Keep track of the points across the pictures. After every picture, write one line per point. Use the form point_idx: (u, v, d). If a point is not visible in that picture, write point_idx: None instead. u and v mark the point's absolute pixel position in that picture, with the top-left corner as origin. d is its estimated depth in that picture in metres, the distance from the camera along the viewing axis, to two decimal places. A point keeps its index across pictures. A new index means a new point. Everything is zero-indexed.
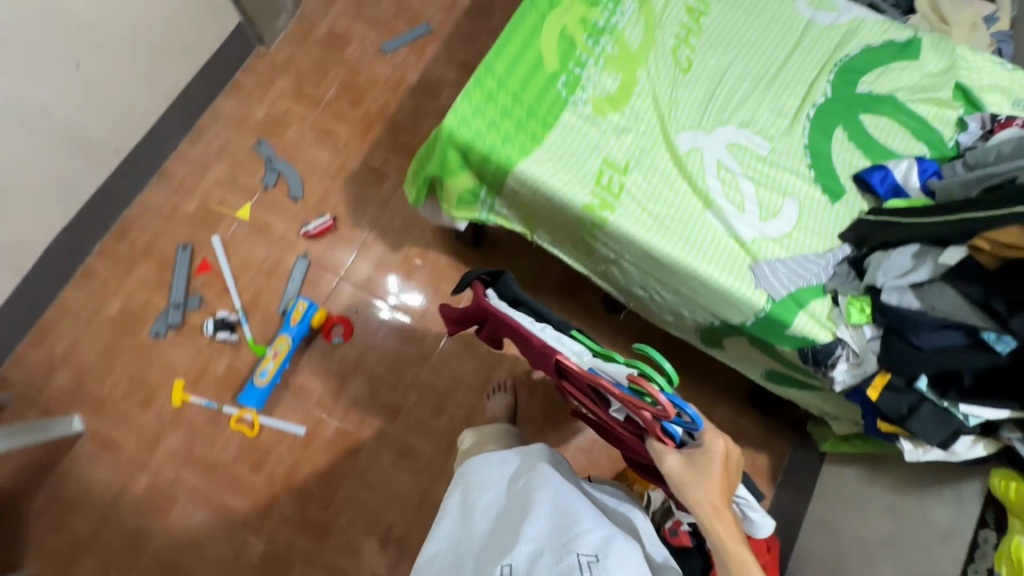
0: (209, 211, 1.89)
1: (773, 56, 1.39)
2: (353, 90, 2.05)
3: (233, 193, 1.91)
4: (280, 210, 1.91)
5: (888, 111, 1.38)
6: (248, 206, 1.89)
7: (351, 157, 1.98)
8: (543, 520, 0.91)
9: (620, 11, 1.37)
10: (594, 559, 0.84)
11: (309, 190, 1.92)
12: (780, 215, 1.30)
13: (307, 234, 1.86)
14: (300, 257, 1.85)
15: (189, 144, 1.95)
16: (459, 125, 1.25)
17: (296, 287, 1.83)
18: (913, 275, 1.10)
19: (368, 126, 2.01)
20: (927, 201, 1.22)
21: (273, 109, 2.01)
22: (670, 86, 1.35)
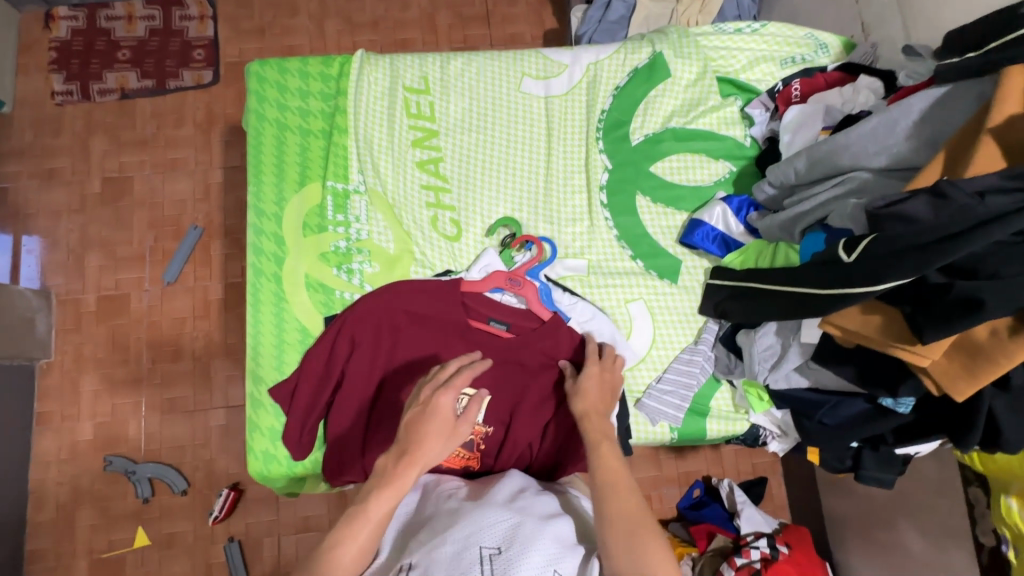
0: (108, 557, 1.62)
1: (533, 162, 1.21)
2: (164, 346, 1.75)
3: (118, 529, 1.63)
4: (174, 508, 1.65)
5: (676, 145, 1.23)
6: (142, 527, 1.64)
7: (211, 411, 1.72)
8: (447, 524, 0.83)
9: (352, 219, 1.16)
10: (499, 552, 0.78)
11: (191, 471, 1.67)
12: (635, 329, 1.16)
13: (216, 519, 1.62)
14: (227, 543, 1.63)
15: (39, 498, 1.65)
16: (265, 466, 1.07)
17: (242, 572, 1.61)
18: (786, 362, 0.99)
19: (206, 369, 1.74)
20: (756, 246, 1.10)
21: (98, 413, 1.71)
22: (452, 267, 1.16)
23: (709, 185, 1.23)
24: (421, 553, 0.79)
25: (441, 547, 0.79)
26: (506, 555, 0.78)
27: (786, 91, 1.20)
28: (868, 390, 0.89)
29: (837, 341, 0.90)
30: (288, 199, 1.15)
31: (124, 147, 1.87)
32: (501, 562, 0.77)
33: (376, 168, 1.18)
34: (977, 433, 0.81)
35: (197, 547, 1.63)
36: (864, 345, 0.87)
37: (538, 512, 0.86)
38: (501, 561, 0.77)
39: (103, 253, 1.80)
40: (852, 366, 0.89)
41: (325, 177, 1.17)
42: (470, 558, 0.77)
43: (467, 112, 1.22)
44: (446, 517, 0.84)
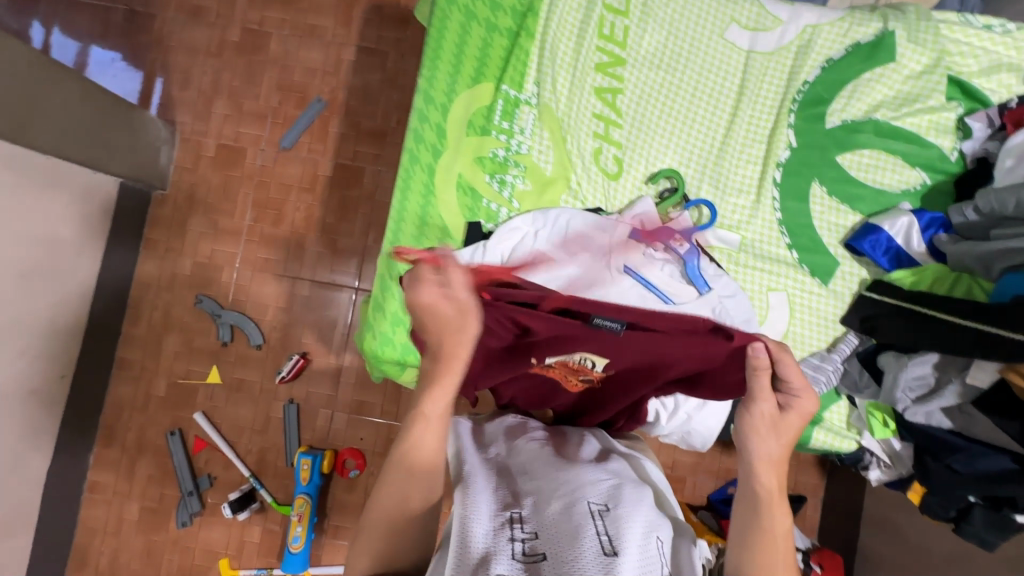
0: (183, 385, 1.72)
1: (715, 119, 1.13)
2: (268, 207, 1.79)
3: (195, 362, 1.72)
4: (247, 358, 1.73)
5: (871, 140, 1.12)
6: (217, 366, 1.72)
7: (297, 280, 1.76)
8: (547, 475, 0.79)
9: (517, 129, 1.12)
10: (607, 508, 0.73)
11: (269, 329, 1.73)
12: (770, 318, 1.10)
13: (284, 379, 1.69)
14: (287, 403, 1.69)
15: (132, 314, 1.74)
16: (380, 347, 1.09)
17: (294, 431, 1.68)
18: (936, 396, 0.93)
19: (301, 240, 1.77)
20: (936, 271, 1.02)
21: (199, 252, 1.77)
22: (602, 206, 1.12)
23: (893, 193, 1.12)
24: (531, 507, 0.72)
25: (548, 500, 0.73)
26: (615, 512, 0.72)
27: (1020, 110, 1.05)
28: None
29: (1015, 393, 0.85)
30: (459, 93, 1.12)
31: (269, 3, 1.85)
32: (612, 518, 0.71)
33: (554, 84, 1.12)
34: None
35: (260, 399, 1.71)
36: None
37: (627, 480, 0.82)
38: (610, 517, 0.71)
39: (229, 104, 1.82)
40: (1019, 424, 0.84)
41: (500, 80, 1.12)
42: (581, 510, 0.71)
43: (661, 47, 1.13)
44: (538, 472, 0.80)
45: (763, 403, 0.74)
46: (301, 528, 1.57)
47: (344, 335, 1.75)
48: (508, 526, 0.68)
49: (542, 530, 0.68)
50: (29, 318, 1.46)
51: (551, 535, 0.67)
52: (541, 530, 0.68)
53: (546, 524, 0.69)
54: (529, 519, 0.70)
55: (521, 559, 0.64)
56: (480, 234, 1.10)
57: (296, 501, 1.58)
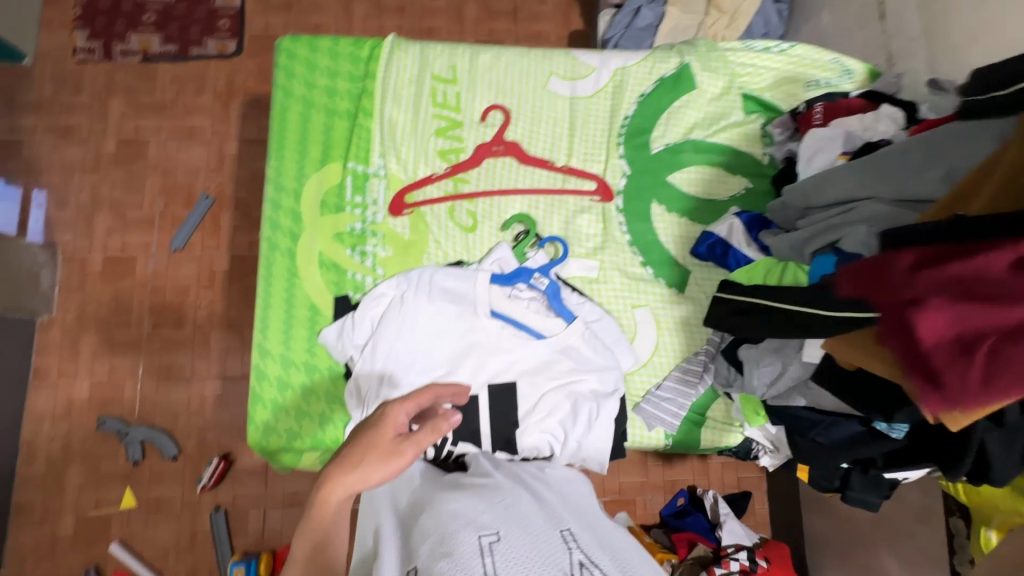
0: (93, 516, 1.57)
1: (551, 162, 1.23)
2: (167, 312, 1.70)
3: (104, 488, 1.59)
4: (159, 473, 1.60)
5: (692, 158, 1.25)
6: (130, 488, 1.59)
7: (208, 380, 1.67)
8: (428, 519, 0.73)
9: (370, 201, 1.17)
10: (496, 537, 0.69)
11: (182, 437, 1.62)
12: (640, 334, 1.18)
13: (204, 488, 1.58)
14: (213, 512, 1.57)
15: (28, 460, 1.60)
16: (264, 437, 1.08)
17: (225, 540, 1.56)
18: (784, 377, 1.02)
19: (205, 339, 1.69)
20: (766, 263, 1.12)
21: (96, 372, 1.66)
22: (464, 258, 1.17)
23: (722, 199, 1.24)
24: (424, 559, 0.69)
25: (437, 545, 0.69)
26: (509, 539, 0.69)
27: (807, 114, 1.19)
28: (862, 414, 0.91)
29: (840, 364, 0.92)
30: (309, 175, 1.17)
31: (142, 111, 1.82)
32: (505, 550, 0.68)
33: (398, 155, 1.20)
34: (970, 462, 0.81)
35: (182, 514, 1.58)
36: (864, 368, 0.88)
37: (566, 519, 0.76)
38: (503, 548, 0.68)
39: (113, 216, 1.76)
40: (849, 392, 0.92)
41: (347, 158, 1.19)
42: (470, 547, 0.68)
43: (492, 106, 1.23)
44: (428, 513, 0.75)
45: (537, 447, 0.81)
46: None
47: None
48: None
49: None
50: None
51: None
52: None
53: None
54: None
55: None
56: (350, 306, 1.12)
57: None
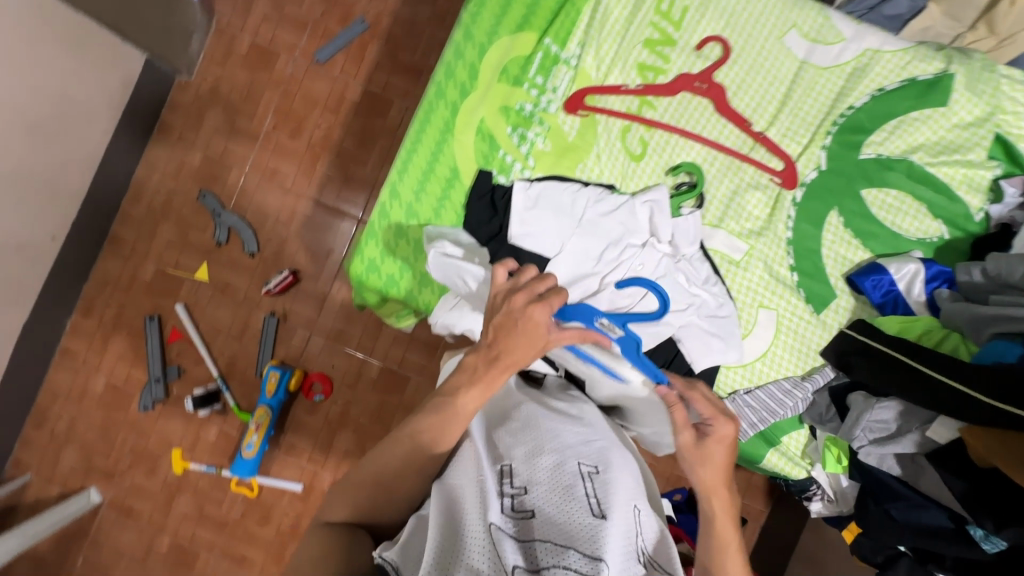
0: (169, 273, 1.68)
1: (748, 122, 1.10)
2: (289, 118, 1.71)
3: (185, 254, 1.68)
4: (234, 260, 1.68)
5: (900, 182, 1.10)
6: (207, 264, 1.68)
7: (302, 198, 1.69)
8: (532, 428, 0.77)
9: (549, 87, 1.10)
10: (597, 471, 0.72)
11: (264, 239, 1.68)
12: (754, 334, 1.10)
13: (268, 292, 1.63)
14: (267, 316, 1.65)
15: (131, 202, 1.70)
16: (365, 272, 1.09)
17: (269, 344, 1.65)
18: (891, 437, 0.95)
19: (314, 159, 1.70)
20: (926, 324, 1.01)
21: (210, 147, 1.71)
22: (616, 184, 1.11)
23: (909, 238, 1.10)
24: (523, 462, 0.71)
25: (542, 456, 0.72)
26: (605, 477, 0.72)
27: None
28: (969, 513, 0.84)
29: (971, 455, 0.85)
30: (501, 36, 1.10)
31: None
32: (601, 482, 0.70)
33: (598, 51, 1.11)
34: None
35: (242, 305, 1.67)
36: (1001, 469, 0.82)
37: (637, 475, 0.79)
38: (599, 481, 0.71)
39: (271, 5, 1.73)
40: (966, 482, 0.84)
41: (545, 33, 1.11)
42: (572, 470, 0.70)
43: (713, 37, 1.10)
44: (525, 425, 0.78)
45: (680, 433, 0.79)
46: (257, 437, 1.54)
47: (338, 264, 1.68)
48: (500, 479, 0.68)
49: (536, 487, 0.67)
50: (56, 173, 1.46)
51: (541, 499, 0.66)
52: (533, 485, 0.68)
53: (541, 483, 0.68)
54: (525, 481, 0.68)
55: (510, 512, 0.64)
56: (489, 184, 1.08)
57: (256, 410, 1.55)
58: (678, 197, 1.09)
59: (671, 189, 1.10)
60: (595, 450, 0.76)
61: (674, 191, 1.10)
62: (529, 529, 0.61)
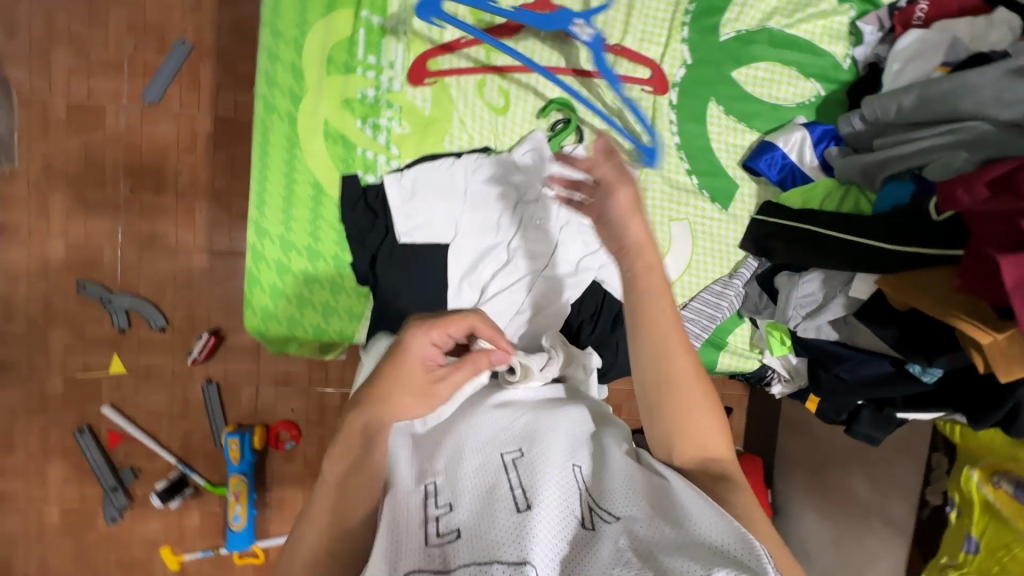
0: (79, 382, 1.44)
1: (603, 37, 1.03)
2: (145, 174, 1.42)
3: (91, 351, 1.44)
4: (146, 341, 1.45)
5: (768, 52, 1.07)
6: (119, 355, 1.45)
7: (195, 252, 1.45)
8: (450, 436, 0.70)
9: (386, 63, 0.99)
10: (522, 454, 0.66)
11: (169, 310, 1.45)
12: (673, 249, 1.08)
13: (195, 362, 1.45)
14: (204, 384, 1.49)
15: None
16: (263, 323, 1.00)
17: (219, 412, 1.49)
18: (818, 307, 0.97)
19: (190, 210, 1.44)
20: (826, 186, 1.01)
21: (68, 230, 1.41)
22: (491, 145, 1.03)
23: (790, 106, 1.09)
24: (444, 475, 0.64)
25: (461, 461, 0.65)
26: (531, 455, 0.65)
27: (908, 10, 1.02)
28: (905, 356, 0.86)
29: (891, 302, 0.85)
30: (313, 23, 0.97)
31: None
32: (527, 463, 0.64)
33: None
34: (999, 413, 0.83)
35: (174, 382, 1.48)
36: (916, 303, 0.80)
37: (577, 431, 0.73)
38: (526, 463, 0.64)
39: (72, 53, 1.36)
40: (895, 330, 0.86)
41: (359, 5, 0.98)
42: (494, 466, 0.64)
43: None
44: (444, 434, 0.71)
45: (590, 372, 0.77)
46: (241, 506, 1.45)
47: None
48: (422, 506, 0.61)
49: (457, 500, 0.61)
50: None
51: (466, 510, 0.59)
52: (456, 498, 0.61)
53: (463, 493, 0.61)
54: (448, 496, 0.62)
55: (435, 541, 0.57)
56: (358, 187, 0.99)
57: (230, 480, 1.45)
58: (556, 138, 1.03)
59: (547, 132, 1.04)
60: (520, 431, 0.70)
61: (552, 133, 1.04)
62: (456, 550, 0.55)
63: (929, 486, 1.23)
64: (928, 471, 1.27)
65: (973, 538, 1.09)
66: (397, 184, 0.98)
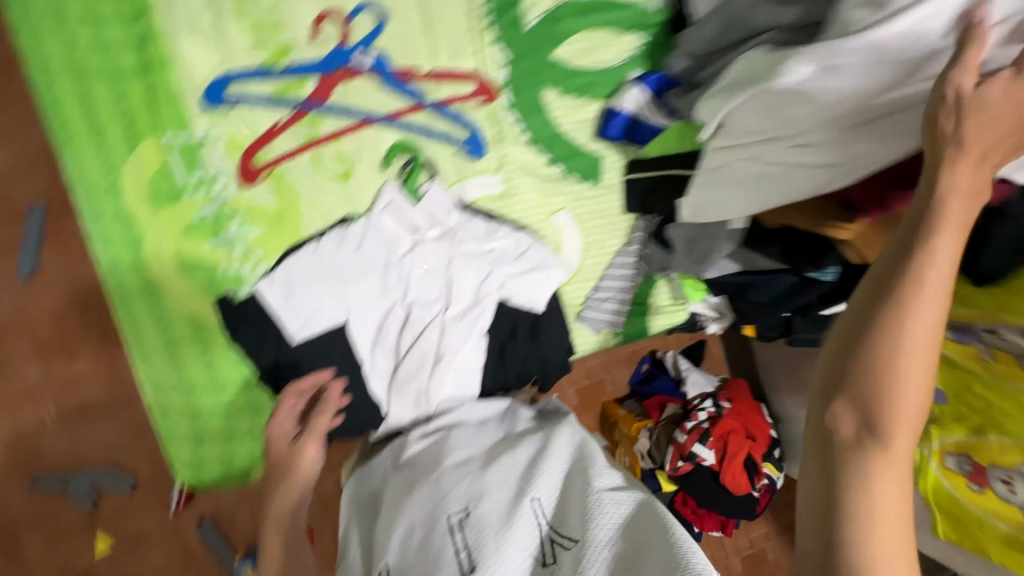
0: None
1: (415, 70, 1.00)
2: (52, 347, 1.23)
3: (69, 543, 1.24)
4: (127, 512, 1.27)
5: (579, 22, 1.06)
6: (102, 530, 1.25)
7: (131, 406, 1.29)
8: (396, 509, 0.80)
9: (211, 176, 0.95)
10: (465, 517, 0.75)
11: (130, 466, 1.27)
12: (565, 241, 1.08)
13: (175, 510, 1.26)
14: (200, 527, 1.29)
15: None
16: (199, 471, 0.99)
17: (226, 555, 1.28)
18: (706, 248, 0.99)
19: (114, 362, 1.26)
20: (678, 128, 1.01)
21: None
22: (350, 213, 1.01)
23: (620, 63, 1.08)
24: (394, 550, 0.76)
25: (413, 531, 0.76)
26: (473, 519, 0.75)
27: None
28: (794, 266, 0.91)
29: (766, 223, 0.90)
30: (120, 168, 0.92)
31: None
32: (469, 527, 0.74)
33: (223, 110, 0.95)
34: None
35: (167, 539, 1.28)
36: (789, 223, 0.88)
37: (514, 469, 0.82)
38: (467, 528, 0.74)
39: None
40: (777, 246, 0.91)
41: (160, 130, 0.93)
42: (441, 531, 0.74)
43: (322, 15, 0.95)
44: (395, 504, 0.81)
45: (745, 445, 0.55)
46: None
47: None
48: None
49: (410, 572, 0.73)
50: None
51: None
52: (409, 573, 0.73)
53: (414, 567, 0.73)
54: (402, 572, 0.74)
55: None
56: (234, 306, 0.96)
57: None
58: (409, 181, 1.01)
59: (399, 180, 1.02)
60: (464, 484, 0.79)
61: (404, 178, 1.02)
62: None
63: None
64: None
65: None
66: (272, 287, 0.95)
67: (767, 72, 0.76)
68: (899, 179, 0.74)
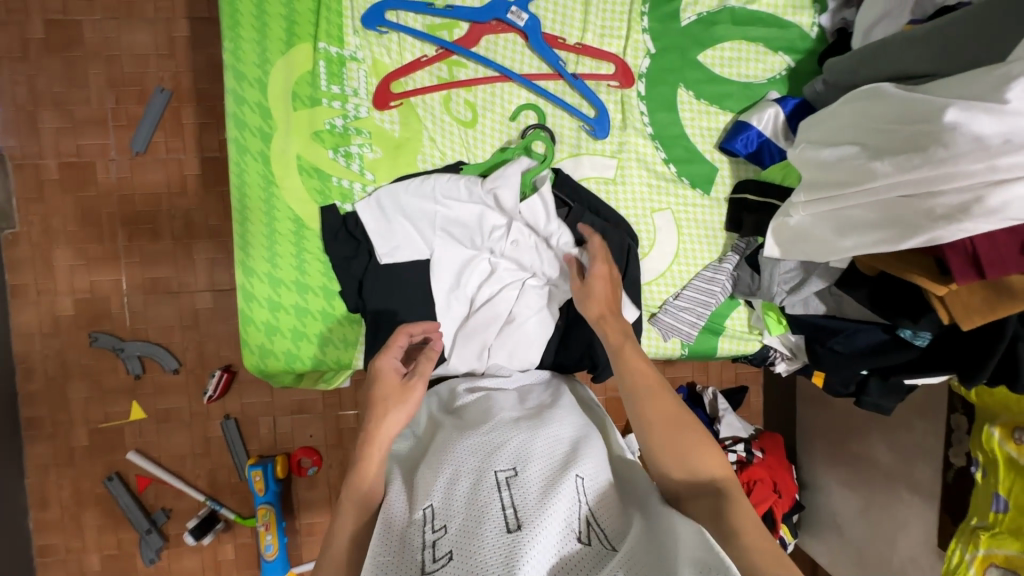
0: (103, 432, 1.40)
1: (562, 38, 1.03)
2: (140, 224, 1.38)
3: (110, 402, 1.40)
4: (164, 387, 1.41)
5: (731, 32, 1.06)
6: (137, 401, 1.40)
7: (197, 293, 1.41)
8: (440, 456, 0.72)
9: (350, 92, 1.00)
10: (515, 473, 0.66)
11: (179, 351, 1.41)
12: (659, 241, 1.07)
13: (210, 399, 1.40)
14: (224, 421, 1.43)
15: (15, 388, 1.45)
16: (262, 360, 1.01)
17: (242, 448, 1.43)
18: (797, 281, 0.98)
19: (190, 250, 1.39)
20: None
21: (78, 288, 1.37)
22: (464, 159, 1.03)
23: (760, 82, 1.07)
24: (439, 493, 0.66)
25: (456, 484, 0.66)
26: (524, 476, 0.66)
27: None
28: (885, 316, 0.86)
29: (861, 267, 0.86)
30: (274, 62, 0.97)
31: None
32: (519, 484, 0.65)
33: (377, 32, 1.00)
34: (989, 368, 0.82)
35: (194, 423, 1.42)
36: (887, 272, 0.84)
37: (563, 443, 0.74)
38: (518, 484, 0.65)
39: (57, 114, 1.33)
40: (865, 290, 0.87)
41: (317, 37, 0.98)
42: (487, 488, 0.64)
43: None
44: (439, 453, 0.72)
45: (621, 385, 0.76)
46: (273, 536, 1.39)
47: None
48: (418, 528, 0.62)
49: (451, 521, 0.61)
50: None
51: (458, 527, 0.60)
52: (450, 521, 0.62)
53: (456, 515, 0.62)
54: (443, 516, 0.63)
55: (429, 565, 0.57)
56: (338, 217, 1.00)
57: (258, 512, 1.38)
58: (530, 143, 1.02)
59: (518, 139, 1.04)
60: (511, 447, 0.71)
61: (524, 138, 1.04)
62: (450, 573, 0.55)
63: (952, 447, 1.15)
64: (951, 432, 1.16)
65: (998, 495, 1.01)
66: (377, 209, 0.99)
67: (927, 114, 0.71)
68: (997, 242, 0.70)
